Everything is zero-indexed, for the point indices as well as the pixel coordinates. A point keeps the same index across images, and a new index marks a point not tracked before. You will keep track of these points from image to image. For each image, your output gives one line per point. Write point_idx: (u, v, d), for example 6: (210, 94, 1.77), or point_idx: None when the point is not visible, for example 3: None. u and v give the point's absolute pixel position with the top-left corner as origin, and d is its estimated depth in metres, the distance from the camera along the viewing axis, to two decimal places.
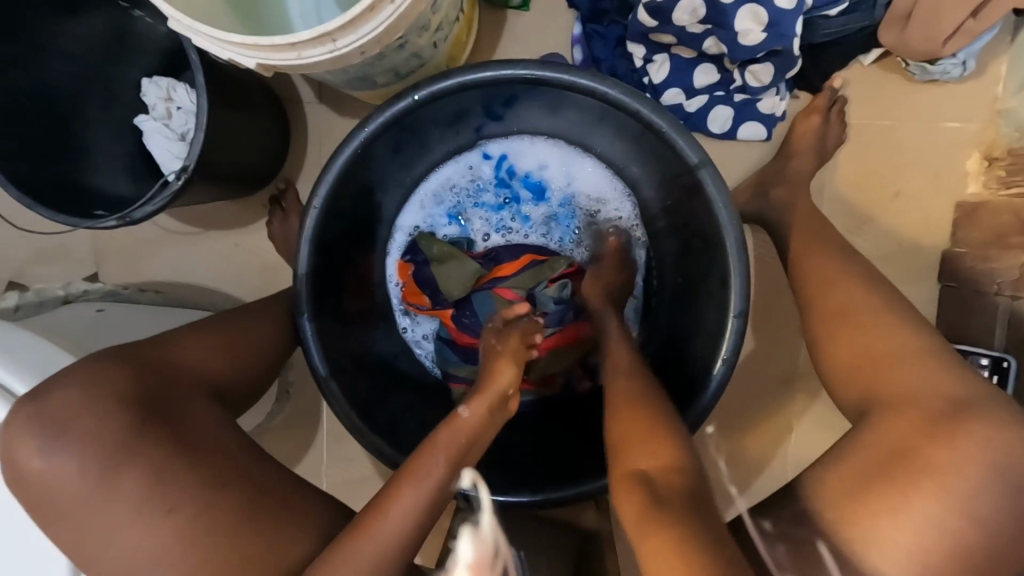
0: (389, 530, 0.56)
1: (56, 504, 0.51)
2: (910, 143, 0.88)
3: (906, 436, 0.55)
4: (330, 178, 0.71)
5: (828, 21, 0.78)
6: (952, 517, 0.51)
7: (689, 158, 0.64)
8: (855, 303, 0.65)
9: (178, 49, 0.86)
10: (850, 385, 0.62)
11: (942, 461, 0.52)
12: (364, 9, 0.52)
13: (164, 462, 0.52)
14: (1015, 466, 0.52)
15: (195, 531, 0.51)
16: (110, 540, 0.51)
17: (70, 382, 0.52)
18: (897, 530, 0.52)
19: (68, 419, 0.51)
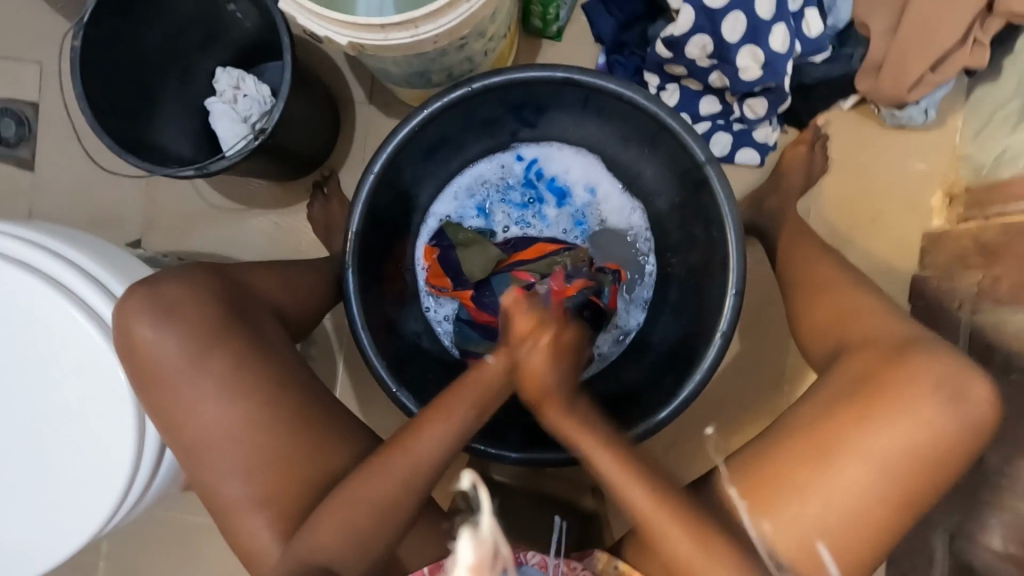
0: (418, 451, 0.60)
1: (152, 375, 0.60)
2: (883, 178, 1.01)
3: (865, 367, 0.64)
4: (388, 151, 0.80)
5: (814, 67, 0.94)
6: (907, 424, 0.60)
7: (699, 156, 0.77)
8: (831, 282, 0.75)
9: (255, 45, 0.95)
10: (821, 341, 0.72)
11: (895, 382, 0.62)
12: (445, 4, 0.64)
13: (244, 355, 0.61)
14: (969, 406, 0.61)
15: (264, 414, 0.61)
16: (196, 409, 0.60)
17: (180, 278, 0.63)
18: (863, 444, 0.60)
19: (175, 305, 0.61)
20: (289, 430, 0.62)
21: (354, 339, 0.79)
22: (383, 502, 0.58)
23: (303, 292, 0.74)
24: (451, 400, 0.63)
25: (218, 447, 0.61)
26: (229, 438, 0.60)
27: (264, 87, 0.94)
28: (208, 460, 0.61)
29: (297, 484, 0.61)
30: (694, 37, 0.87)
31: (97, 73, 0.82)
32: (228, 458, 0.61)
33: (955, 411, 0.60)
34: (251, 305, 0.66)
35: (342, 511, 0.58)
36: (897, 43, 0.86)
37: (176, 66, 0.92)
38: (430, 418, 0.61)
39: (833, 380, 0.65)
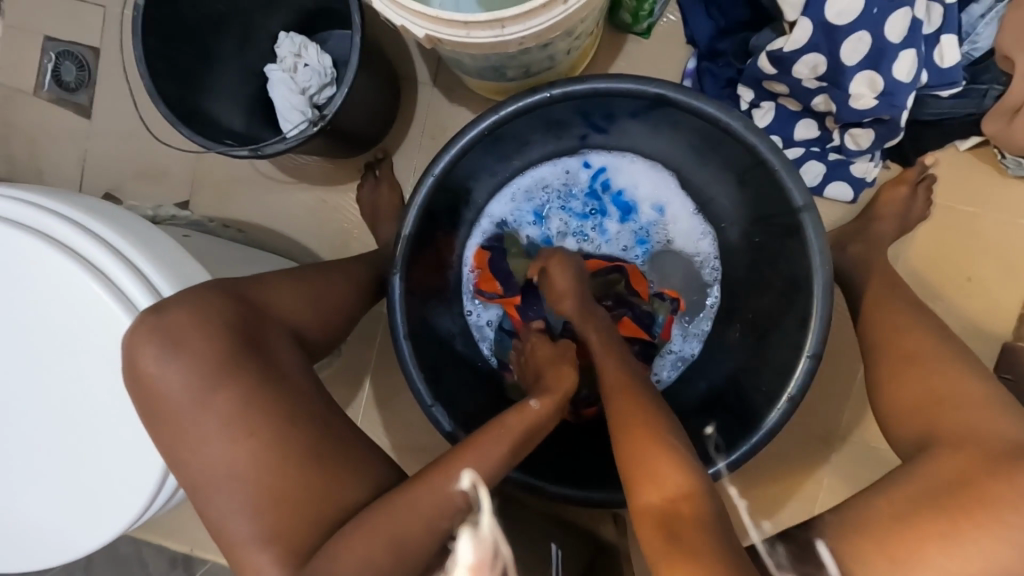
0: (443, 484, 0.56)
1: (158, 412, 0.55)
2: (992, 233, 0.90)
3: (963, 469, 0.57)
4: (451, 154, 0.74)
5: (938, 101, 0.81)
6: (1002, 549, 0.53)
7: (795, 200, 0.68)
8: (923, 354, 0.67)
9: (322, 12, 0.89)
10: (908, 425, 0.65)
11: (992, 494, 0.55)
12: (538, 5, 0.56)
13: (252, 392, 0.55)
14: None
15: (270, 458, 0.54)
16: (199, 449, 0.54)
17: (187, 302, 0.56)
18: (950, 566, 0.54)
19: (180, 334, 0.55)
20: (299, 473, 0.54)
21: (394, 348, 0.75)
22: (407, 539, 0.53)
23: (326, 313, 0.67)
24: (487, 433, 0.61)
25: (219, 488, 0.54)
26: (230, 484, 0.54)
27: (327, 58, 0.89)
28: (210, 497, 0.54)
29: (300, 532, 0.53)
30: (807, 55, 0.77)
31: (157, 31, 0.78)
32: (227, 504, 0.54)
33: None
34: (268, 327, 0.60)
35: (360, 559, 0.51)
36: None
37: (237, 28, 0.86)
38: (461, 452, 0.59)
39: (920, 482, 0.59)
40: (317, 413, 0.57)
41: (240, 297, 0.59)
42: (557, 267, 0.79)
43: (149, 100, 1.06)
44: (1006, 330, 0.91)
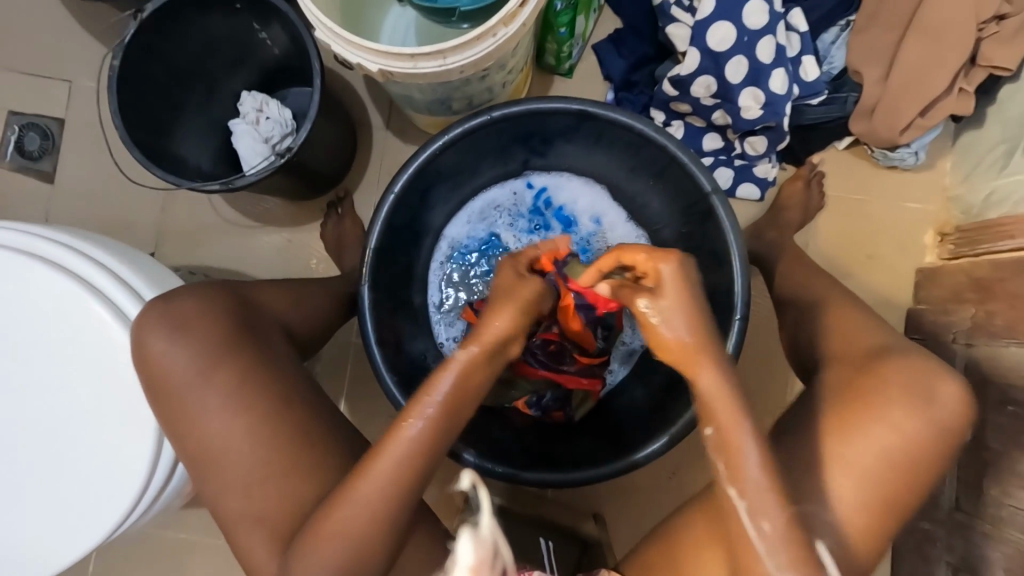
0: (382, 469, 0.54)
1: (162, 388, 0.58)
2: (879, 215, 1.06)
3: (838, 378, 0.67)
4: (408, 173, 0.82)
5: (811, 109, 0.99)
6: (879, 429, 0.62)
7: (705, 186, 0.80)
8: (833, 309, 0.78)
9: (281, 71, 0.99)
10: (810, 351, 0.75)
11: (868, 388, 0.64)
12: (472, 38, 0.68)
13: (247, 371, 0.59)
14: (932, 387, 0.63)
15: (262, 433, 0.58)
16: (199, 420, 0.58)
17: (195, 293, 0.61)
18: (847, 456, 0.62)
19: (187, 320, 0.59)
20: (289, 449, 0.58)
21: (366, 354, 0.80)
22: (367, 523, 0.54)
23: (309, 310, 0.72)
24: (420, 400, 0.55)
25: (217, 464, 0.58)
26: (235, 456, 0.57)
27: (286, 111, 0.98)
28: (212, 470, 0.58)
29: (292, 500, 0.57)
30: (700, 77, 0.93)
31: (131, 90, 0.85)
32: (228, 474, 0.58)
33: (929, 415, 0.62)
34: (259, 322, 0.64)
35: (335, 534, 0.54)
36: (891, 89, 0.91)
37: (204, 86, 0.95)
38: (396, 427, 0.55)
39: (820, 398, 0.67)
40: (299, 400, 0.61)
41: (236, 293, 0.64)
42: (676, 287, 0.58)
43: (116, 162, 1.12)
44: (906, 297, 1.05)
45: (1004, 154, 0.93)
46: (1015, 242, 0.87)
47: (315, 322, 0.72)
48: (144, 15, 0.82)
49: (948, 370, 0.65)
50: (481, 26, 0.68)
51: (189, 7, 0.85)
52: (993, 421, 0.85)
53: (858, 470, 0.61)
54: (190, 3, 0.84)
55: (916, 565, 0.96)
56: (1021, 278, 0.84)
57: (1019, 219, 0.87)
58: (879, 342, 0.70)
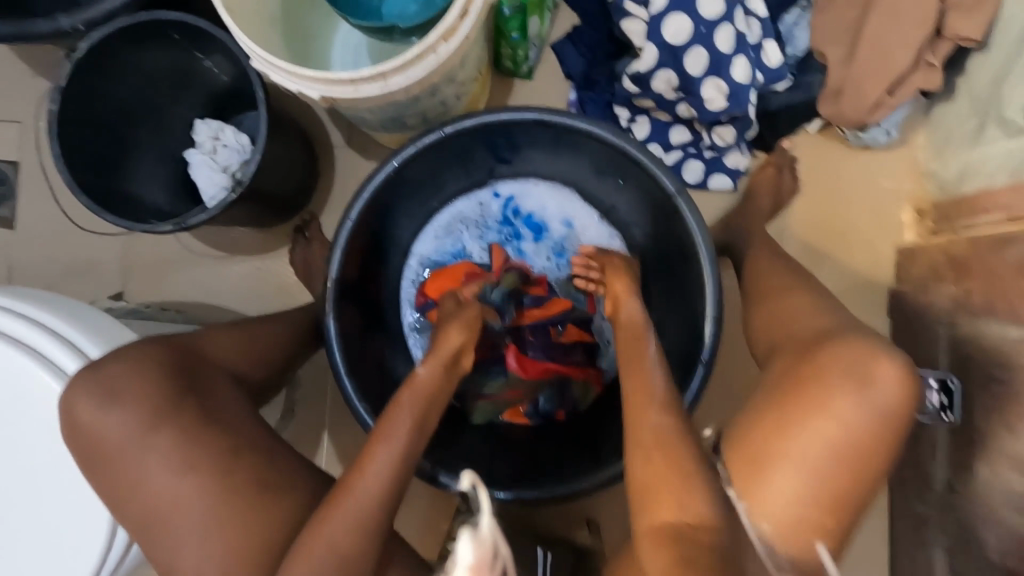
0: (357, 489, 0.57)
1: (104, 457, 0.57)
2: (855, 196, 1.04)
3: (786, 370, 0.63)
4: (364, 197, 0.80)
5: (776, 95, 0.97)
6: (814, 420, 0.57)
7: (668, 188, 0.78)
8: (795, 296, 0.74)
9: (231, 96, 0.95)
10: (763, 340, 0.72)
11: (811, 379, 0.59)
12: (412, 57, 0.65)
13: (190, 429, 0.57)
14: (868, 374, 0.58)
15: (217, 489, 0.57)
16: (147, 481, 0.57)
17: (122, 356, 0.58)
18: (780, 440, 0.58)
19: (115, 385, 0.57)
20: (246, 505, 0.56)
21: (336, 385, 0.78)
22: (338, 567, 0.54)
23: (261, 351, 0.70)
24: (390, 415, 0.62)
25: (172, 525, 0.57)
26: (185, 516, 0.56)
27: (243, 136, 0.94)
28: (166, 533, 0.57)
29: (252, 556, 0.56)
30: (660, 72, 0.90)
31: (75, 131, 0.83)
32: (183, 536, 0.56)
33: (868, 399, 0.57)
34: (208, 373, 0.62)
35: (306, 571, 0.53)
36: (856, 68, 0.89)
37: (155, 120, 0.92)
38: (372, 444, 0.60)
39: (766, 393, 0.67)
40: (259, 448, 0.60)
41: (177, 347, 0.61)
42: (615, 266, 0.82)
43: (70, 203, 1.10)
44: (888, 277, 1.03)
45: (976, 128, 0.89)
46: (991, 216, 0.86)
47: (272, 362, 0.70)
48: (78, 55, 0.79)
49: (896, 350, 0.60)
50: (420, 44, 0.65)
51: (126, 45, 0.81)
52: (980, 401, 0.84)
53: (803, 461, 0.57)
54: (124, 40, 0.81)
55: (913, 547, 0.95)
56: (998, 254, 0.82)
57: (994, 192, 0.85)
58: (818, 326, 0.66)
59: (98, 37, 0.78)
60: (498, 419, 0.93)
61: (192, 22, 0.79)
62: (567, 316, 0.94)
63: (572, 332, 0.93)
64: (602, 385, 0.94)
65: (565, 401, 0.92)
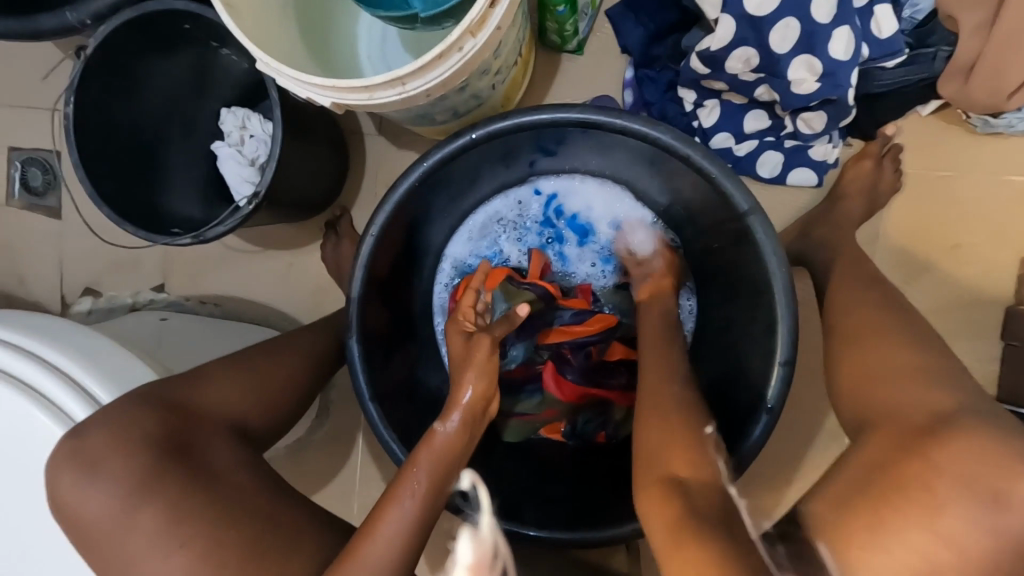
0: (370, 559, 0.53)
1: (88, 534, 0.54)
2: (974, 194, 0.85)
3: (883, 459, 0.54)
4: (387, 209, 0.73)
5: (885, 71, 0.77)
6: (921, 536, 0.49)
7: (739, 205, 0.65)
8: (887, 335, 0.62)
9: (252, 85, 0.88)
10: (851, 408, 0.61)
11: (918, 483, 0.50)
12: (433, 58, 0.55)
13: (177, 501, 0.54)
14: (993, 486, 0.49)
15: (208, 566, 0.53)
16: (138, 561, 0.53)
17: (99, 422, 0.55)
18: (873, 552, 0.50)
19: (95, 458, 0.54)
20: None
21: (361, 411, 0.74)
22: None
23: (270, 392, 0.66)
24: (406, 474, 0.57)
25: None
26: None
27: (270, 125, 0.88)
28: None
29: None
30: (736, 50, 0.74)
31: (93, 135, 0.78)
32: None
33: (993, 526, 0.48)
34: (200, 430, 0.59)
35: None
36: (998, 40, 0.70)
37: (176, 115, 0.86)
38: (384, 509, 0.55)
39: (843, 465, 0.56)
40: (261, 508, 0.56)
41: (166, 403, 0.58)
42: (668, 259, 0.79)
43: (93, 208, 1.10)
44: (1006, 294, 0.86)
45: None
46: None
47: (277, 405, 0.66)
48: (88, 53, 0.73)
49: None
50: (442, 42, 0.54)
51: (137, 39, 0.75)
52: None
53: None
54: (134, 33, 0.74)
55: None
56: None
57: None
58: (944, 410, 0.54)
59: (107, 32, 0.72)
60: (536, 436, 0.87)
61: (200, 11, 0.72)
62: (611, 334, 0.84)
63: (617, 352, 0.85)
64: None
65: (604, 425, 0.85)
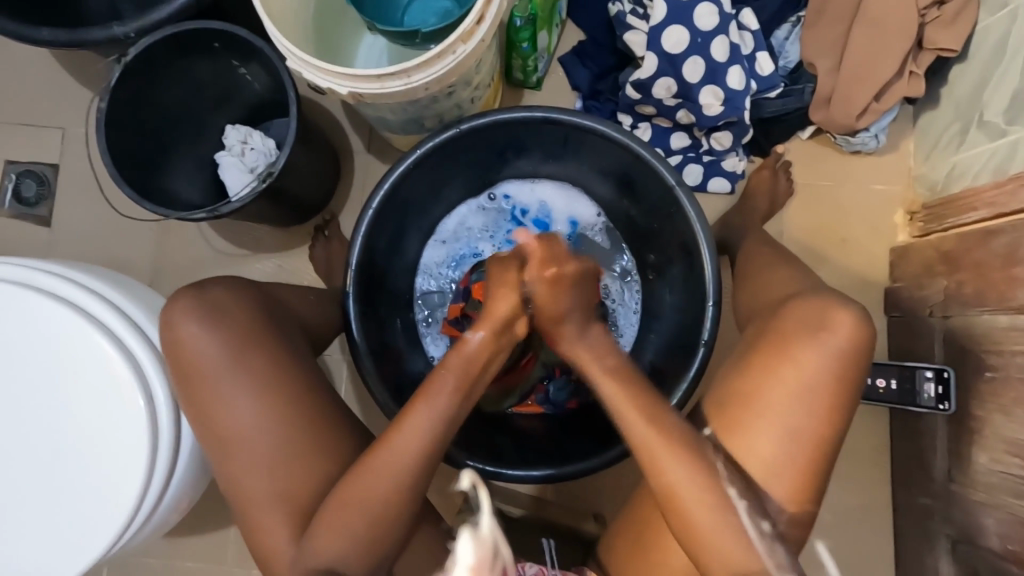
0: (402, 448, 0.64)
1: (190, 365, 0.67)
2: (850, 198, 1.09)
3: (759, 326, 0.69)
4: (384, 189, 0.85)
5: (769, 102, 1.02)
6: (781, 367, 0.64)
7: (669, 180, 0.83)
8: (786, 276, 0.79)
9: (259, 103, 1.02)
10: (748, 308, 0.78)
11: (777, 335, 0.66)
12: (433, 56, 0.72)
13: (276, 356, 0.69)
14: (824, 328, 0.64)
15: (287, 409, 0.67)
16: (229, 400, 0.66)
17: (224, 286, 0.71)
18: (755, 402, 0.64)
19: (218, 305, 0.69)
20: (315, 423, 0.68)
21: (355, 366, 0.82)
22: (381, 507, 0.63)
23: (317, 310, 0.83)
24: (434, 379, 0.67)
25: (245, 438, 0.66)
26: (254, 429, 0.66)
27: (270, 141, 1.01)
28: (235, 449, 0.66)
29: (305, 483, 0.66)
30: (660, 80, 0.97)
31: (117, 131, 0.90)
32: (250, 455, 0.66)
33: (826, 345, 0.63)
34: (283, 314, 0.76)
35: (363, 499, 0.63)
36: (842, 78, 0.95)
37: (189, 122, 0.99)
38: (413, 403, 0.66)
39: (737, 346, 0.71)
40: (312, 389, 0.69)
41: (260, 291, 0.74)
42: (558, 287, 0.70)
43: (116, 193, 1.16)
44: (884, 276, 1.07)
45: (959, 132, 0.96)
46: (978, 214, 0.89)
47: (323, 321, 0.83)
48: (127, 60, 0.86)
49: (850, 301, 0.66)
50: (441, 44, 0.72)
51: (169, 53, 0.89)
52: (975, 389, 0.87)
53: (772, 408, 0.64)
54: (170, 47, 0.88)
55: (917, 540, 0.96)
56: (984, 246, 0.86)
57: (979, 190, 0.89)
58: (790, 292, 0.73)
59: (145, 45, 0.86)
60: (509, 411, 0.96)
61: (232, 31, 0.87)
62: None
63: None
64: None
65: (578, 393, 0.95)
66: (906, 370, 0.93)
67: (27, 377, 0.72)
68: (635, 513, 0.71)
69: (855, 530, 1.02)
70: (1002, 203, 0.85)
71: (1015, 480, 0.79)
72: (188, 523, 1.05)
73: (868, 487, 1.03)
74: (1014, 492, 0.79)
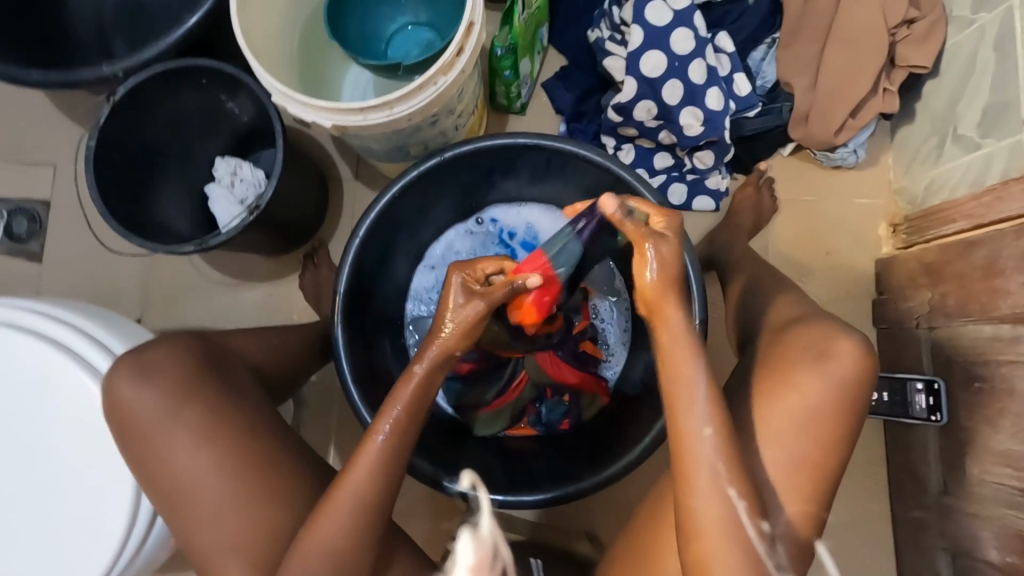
0: (372, 479, 0.64)
1: (135, 426, 0.67)
2: (833, 212, 1.10)
3: (763, 353, 0.70)
4: (370, 218, 0.86)
5: (749, 120, 1.05)
6: (784, 392, 0.64)
7: (651, 201, 0.84)
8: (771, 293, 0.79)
9: (247, 135, 1.04)
10: (747, 332, 0.79)
11: (780, 361, 0.66)
12: (414, 88, 0.74)
13: (216, 408, 0.68)
14: (829, 353, 0.64)
15: (236, 460, 0.67)
16: (175, 455, 0.66)
17: (163, 342, 0.70)
18: (754, 427, 0.64)
19: (153, 365, 0.68)
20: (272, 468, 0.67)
21: (343, 394, 0.82)
22: (352, 543, 0.63)
23: (278, 352, 0.83)
24: (385, 411, 0.65)
25: (199, 491, 0.66)
26: (207, 483, 0.66)
27: (258, 171, 1.02)
28: (192, 501, 0.66)
29: (268, 529, 0.65)
30: (640, 102, 0.99)
31: (106, 166, 0.91)
32: (207, 506, 0.66)
33: (830, 372, 0.64)
34: (233, 362, 0.75)
35: (324, 541, 0.62)
36: (819, 96, 0.98)
37: (178, 155, 1.00)
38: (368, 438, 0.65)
39: (742, 371, 0.71)
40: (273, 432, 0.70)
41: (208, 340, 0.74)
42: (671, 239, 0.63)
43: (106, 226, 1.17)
44: (870, 288, 1.08)
45: (936, 146, 0.98)
46: (957, 225, 0.91)
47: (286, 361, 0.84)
48: (116, 98, 0.88)
49: (853, 329, 0.66)
50: (422, 77, 0.73)
51: (156, 90, 0.91)
52: (964, 399, 0.87)
53: (776, 433, 0.64)
54: (158, 84, 0.90)
55: (917, 553, 0.95)
56: (966, 257, 0.87)
57: (957, 202, 0.91)
58: (792, 316, 0.73)
59: (135, 82, 0.88)
60: (501, 434, 0.96)
61: (219, 68, 0.89)
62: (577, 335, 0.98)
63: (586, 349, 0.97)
64: (608, 397, 0.97)
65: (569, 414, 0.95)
66: (896, 383, 0.94)
67: (11, 416, 0.71)
68: (633, 535, 0.70)
69: (856, 546, 1.01)
70: (981, 214, 0.86)
71: (1010, 491, 0.79)
72: (179, 557, 1.03)
73: (866, 500, 1.02)
74: (1008, 503, 0.79)
